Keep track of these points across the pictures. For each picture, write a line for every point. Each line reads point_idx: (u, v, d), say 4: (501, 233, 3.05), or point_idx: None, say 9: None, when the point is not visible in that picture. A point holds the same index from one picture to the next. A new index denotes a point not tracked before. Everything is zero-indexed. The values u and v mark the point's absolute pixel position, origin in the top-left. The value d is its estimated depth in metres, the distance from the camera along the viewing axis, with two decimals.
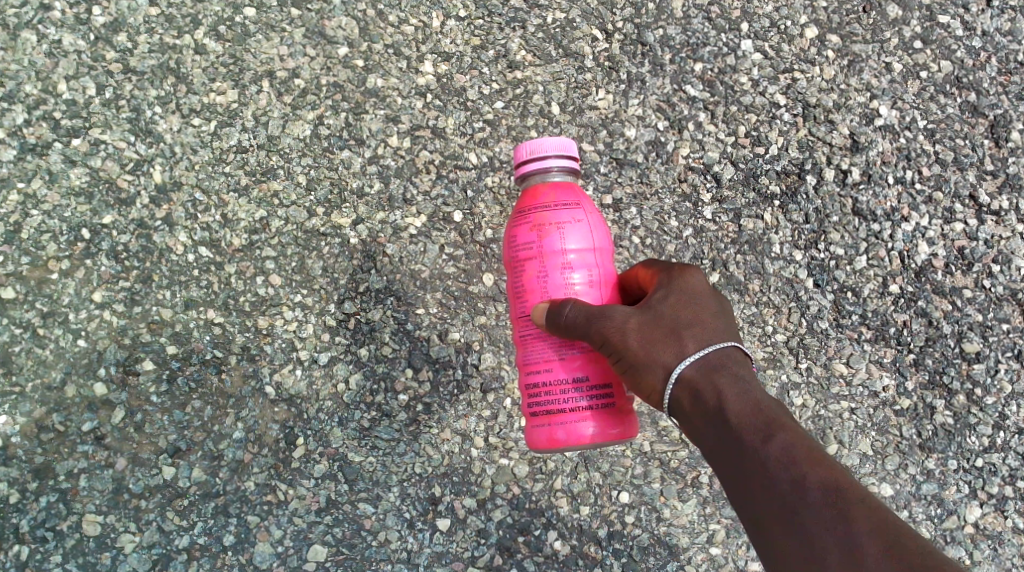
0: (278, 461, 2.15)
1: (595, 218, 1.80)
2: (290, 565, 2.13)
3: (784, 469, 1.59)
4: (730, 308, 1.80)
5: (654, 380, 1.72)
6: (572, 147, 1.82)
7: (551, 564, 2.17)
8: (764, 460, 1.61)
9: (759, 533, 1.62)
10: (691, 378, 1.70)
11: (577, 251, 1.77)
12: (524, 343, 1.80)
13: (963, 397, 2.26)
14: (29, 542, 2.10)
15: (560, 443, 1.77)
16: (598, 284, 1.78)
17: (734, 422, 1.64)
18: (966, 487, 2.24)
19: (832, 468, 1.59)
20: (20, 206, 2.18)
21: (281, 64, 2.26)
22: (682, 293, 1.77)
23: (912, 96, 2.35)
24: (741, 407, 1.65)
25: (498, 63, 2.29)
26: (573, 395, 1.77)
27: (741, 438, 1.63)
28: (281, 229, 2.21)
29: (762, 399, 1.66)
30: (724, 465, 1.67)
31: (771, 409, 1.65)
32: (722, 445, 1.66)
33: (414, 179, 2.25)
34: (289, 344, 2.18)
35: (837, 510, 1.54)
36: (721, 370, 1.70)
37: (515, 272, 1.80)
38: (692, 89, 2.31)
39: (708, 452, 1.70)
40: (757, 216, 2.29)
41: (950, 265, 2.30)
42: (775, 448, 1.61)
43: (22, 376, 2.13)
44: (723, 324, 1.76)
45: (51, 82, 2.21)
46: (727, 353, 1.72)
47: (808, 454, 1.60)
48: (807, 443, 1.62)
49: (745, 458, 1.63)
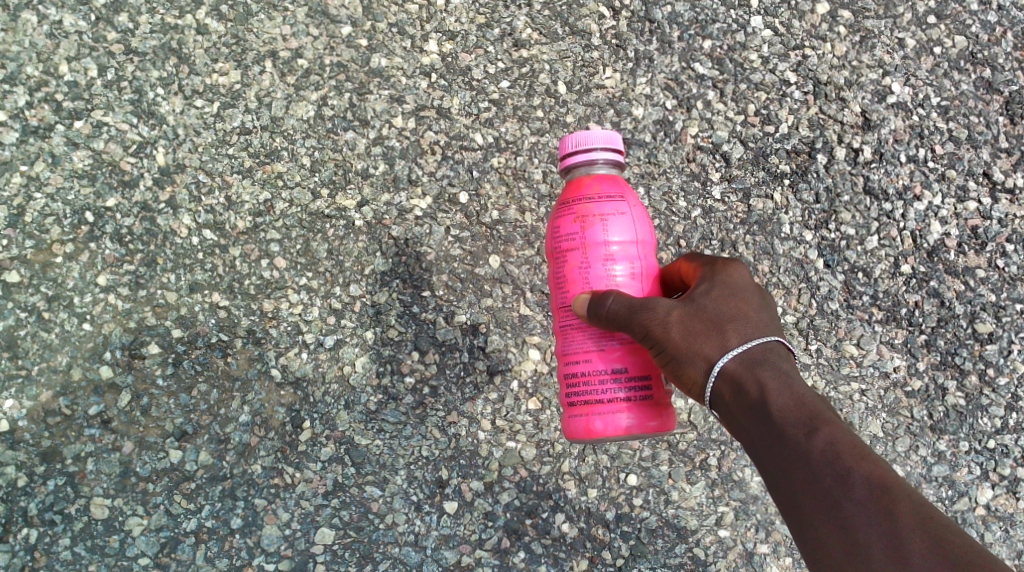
0: (285, 444, 2.14)
1: (639, 211, 1.78)
2: (297, 548, 2.12)
3: (829, 464, 1.57)
4: (774, 304, 1.77)
5: (695, 372, 1.70)
6: (619, 140, 1.79)
7: (559, 546, 2.16)
8: (807, 455, 1.58)
9: (800, 526, 1.61)
10: (733, 370, 1.68)
11: (620, 243, 1.75)
12: (564, 333, 1.79)
13: (976, 378, 2.24)
14: (37, 526, 2.09)
15: (597, 434, 1.76)
16: (640, 276, 1.76)
17: (777, 416, 1.62)
18: (977, 469, 2.22)
19: (877, 463, 1.57)
20: (23, 188, 2.16)
21: (284, 44, 2.23)
22: (726, 288, 1.74)
23: (926, 73, 2.31)
24: (785, 401, 1.63)
25: (503, 42, 2.26)
26: (611, 386, 1.75)
27: (784, 431, 1.61)
28: (286, 212, 2.19)
29: (806, 393, 1.64)
30: (765, 458, 1.64)
31: (814, 403, 1.63)
32: (764, 438, 1.64)
33: (419, 160, 2.22)
34: (295, 327, 2.17)
35: (881, 505, 1.53)
36: (765, 364, 1.67)
37: (557, 263, 1.78)
38: (700, 67, 2.28)
39: (748, 444, 1.68)
40: (766, 196, 2.26)
41: (963, 245, 2.27)
42: (818, 442, 1.58)
43: (28, 360, 2.12)
44: (767, 318, 1.73)
45: (51, 63, 2.19)
46: (770, 347, 1.69)
47: (853, 449, 1.57)
48: (851, 438, 1.59)
49: (787, 452, 1.61)
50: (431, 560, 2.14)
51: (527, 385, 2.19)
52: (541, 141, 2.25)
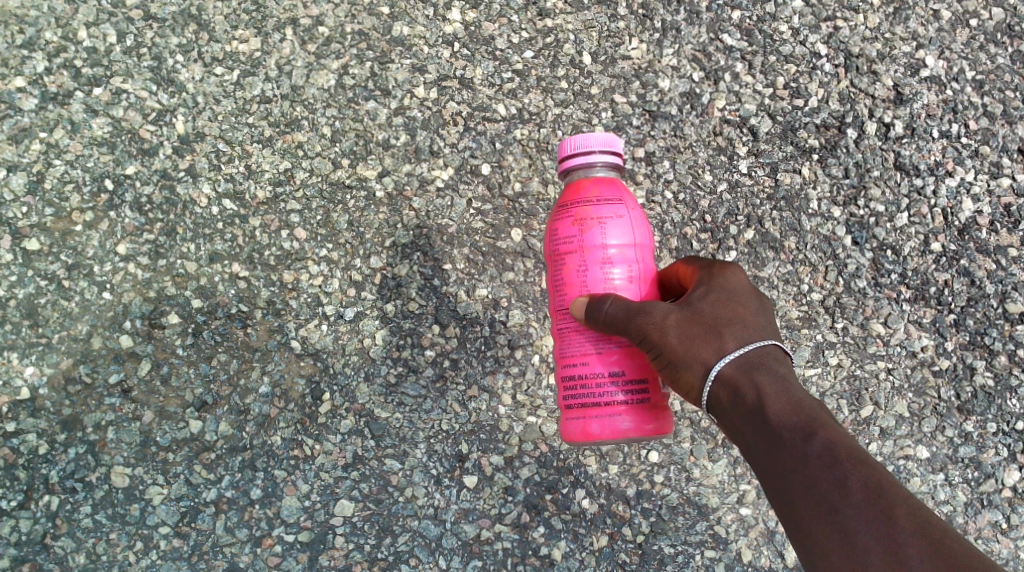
0: (305, 416, 2.13)
1: (637, 213, 1.75)
2: (317, 520, 2.12)
3: (826, 468, 1.55)
4: (771, 307, 1.75)
5: (693, 376, 1.68)
6: (618, 142, 1.76)
7: (579, 522, 2.15)
8: (804, 460, 1.57)
9: (796, 530, 1.58)
10: (730, 375, 1.66)
11: (618, 246, 1.72)
12: (561, 336, 1.76)
13: (1005, 358, 2.21)
14: (58, 493, 2.10)
15: (594, 437, 1.74)
16: (638, 279, 1.73)
17: (774, 421, 1.61)
18: (1005, 450, 2.19)
19: (874, 467, 1.55)
20: (42, 155, 2.15)
21: (304, 12, 2.20)
22: (723, 293, 1.72)
23: (961, 46, 2.26)
24: (782, 406, 1.61)
25: (528, 11, 2.22)
26: (609, 389, 1.73)
27: (781, 436, 1.60)
28: (307, 181, 2.17)
29: (803, 397, 1.63)
30: (763, 465, 1.62)
31: (811, 407, 1.62)
32: (761, 443, 1.62)
33: (441, 131, 2.19)
34: (315, 299, 2.15)
35: (879, 508, 1.51)
36: (762, 368, 1.66)
37: (556, 266, 1.75)
38: (729, 39, 2.24)
39: (745, 448, 1.66)
40: (794, 171, 2.22)
41: (995, 223, 2.23)
42: (816, 445, 1.57)
43: (48, 328, 2.12)
44: (764, 322, 1.72)
45: (71, 28, 2.16)
46: (768, 351, 1.68)
47: (851, 452, 1.56)
48: (849, 441, 1.58)
49: (784, 457, 1.59)
50: (451, 533, 2.13)
51: (548, 360, 2.17)
52: (564, 113, 2.21)
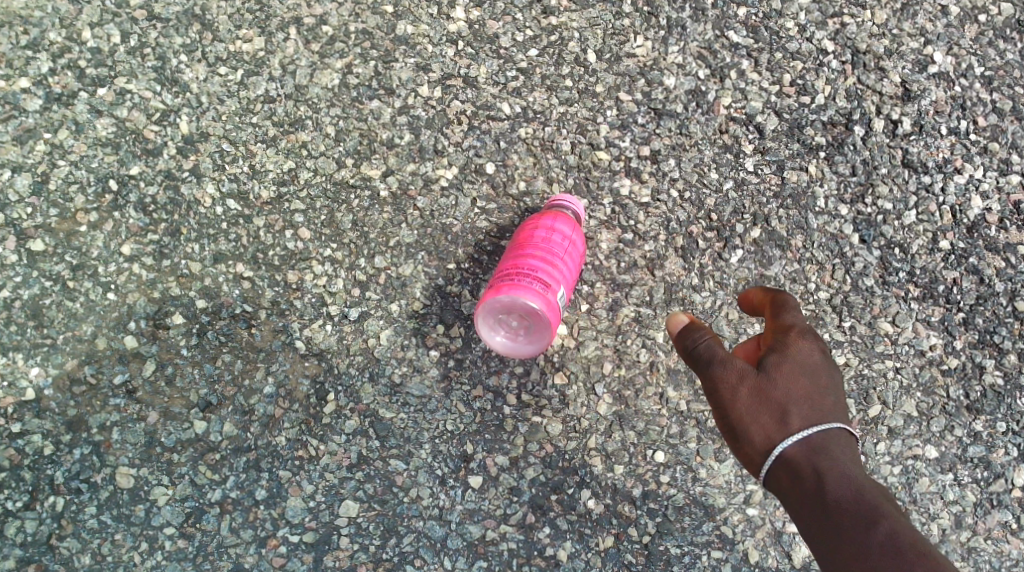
0: (309, 417, 2.13)
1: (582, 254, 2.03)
2: (322, 520, 2.11)
3: (890, 560, 1.59)
4: (841, 384, 1.81)
5: (752, 448, 1.75)
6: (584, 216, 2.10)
7: (584, 522, 2.14)
8: (866, 547, 1.60)
9: None
10: (793, 455, 1.71)
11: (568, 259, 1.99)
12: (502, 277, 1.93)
13: (1014, 357, 2.19)
14: (64, 494, 2.09)
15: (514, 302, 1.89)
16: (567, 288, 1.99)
17: (835, 509, 1.65)
18: (1014, 450, 2.17)
19: (935, 559, 1.59)
20: (47, 156, 2.14)
21: (307, 11, 2.19)
22: (795, 364, 1.78)
23: (969, 42, 2.24)
24: (841, 493, 1.65)
25: (532, 9, 2.21)
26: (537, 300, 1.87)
27: (842, 524, 1.63)
28: (310, 181, 2.16)
29: (863, 485, 1.67)
30: (822, 553, 1.66)
31: (871, 495, 1.65)
32: (820, 530, 1.66)
33: (445, 130, 2.18)
34: (319, 299, 2.15)
35: None
36: (826, 451, 1.70)
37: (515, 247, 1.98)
38: (735, 36, 2.22)
39: (802, 535, 1.69)
40: (801, 168, 2.20)
41: (1004, 221, 2.21)
42: (878, 535, 1.61)
43: (53, 329, 2.11)
44: (833, 402, 1.77)
45: (74, 29, 2.16)
46: (833, 432, 1.73)
47: (913, 544, 1.59)
48: (910, 531, 1.62)
49: (845, 545, 1.62)
50: (456, 534, 2.12)
51: (553, 360, 2.16)
52: (569, 112, 2.20)
